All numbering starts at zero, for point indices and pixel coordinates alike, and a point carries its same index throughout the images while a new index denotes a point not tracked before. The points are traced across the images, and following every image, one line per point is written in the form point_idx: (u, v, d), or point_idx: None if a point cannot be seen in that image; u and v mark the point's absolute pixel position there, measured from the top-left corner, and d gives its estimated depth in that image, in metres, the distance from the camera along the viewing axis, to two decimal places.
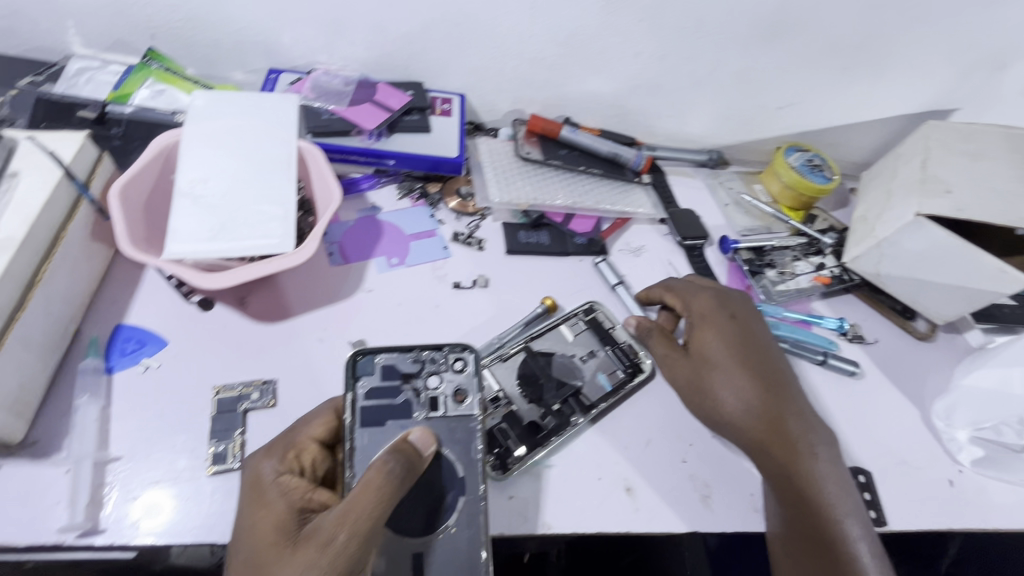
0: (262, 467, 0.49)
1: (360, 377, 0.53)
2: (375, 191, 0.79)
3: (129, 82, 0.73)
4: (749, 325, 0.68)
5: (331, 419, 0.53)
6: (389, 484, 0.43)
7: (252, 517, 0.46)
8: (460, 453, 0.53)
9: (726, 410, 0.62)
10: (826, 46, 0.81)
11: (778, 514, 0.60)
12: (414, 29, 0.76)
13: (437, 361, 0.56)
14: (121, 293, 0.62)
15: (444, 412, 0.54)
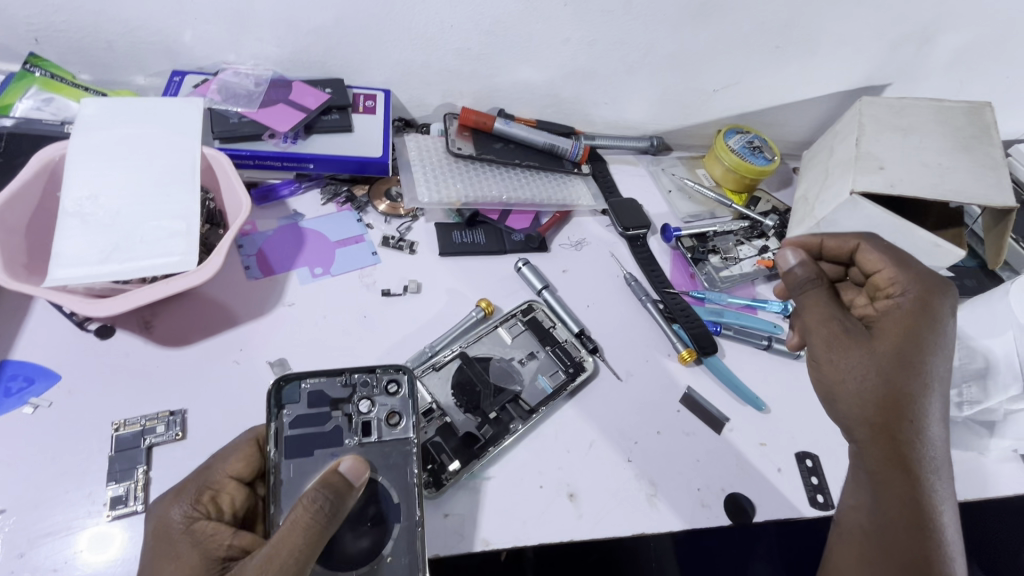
0: (171, 514, 0.42)
1: (284, 405, 0.48)
2: (296, 197, 0.75)
3: (9, 92, 0.68)
4: (920, 315, 0.54)
5: (251, 450, 0.46)
6: (320, 521, 0.40)
7: (159, 574, 0.40)
8: (396, 478, 0.48)
9: (844, 384, 0.52)
10: (756, 25, 0.79)
11: (872, 510, 0.50)
12: (325, 23, 0.71)
13: (369, 383, 0.51)
14: (7, 327, 0.56)
15: (377, 437, 0.49)
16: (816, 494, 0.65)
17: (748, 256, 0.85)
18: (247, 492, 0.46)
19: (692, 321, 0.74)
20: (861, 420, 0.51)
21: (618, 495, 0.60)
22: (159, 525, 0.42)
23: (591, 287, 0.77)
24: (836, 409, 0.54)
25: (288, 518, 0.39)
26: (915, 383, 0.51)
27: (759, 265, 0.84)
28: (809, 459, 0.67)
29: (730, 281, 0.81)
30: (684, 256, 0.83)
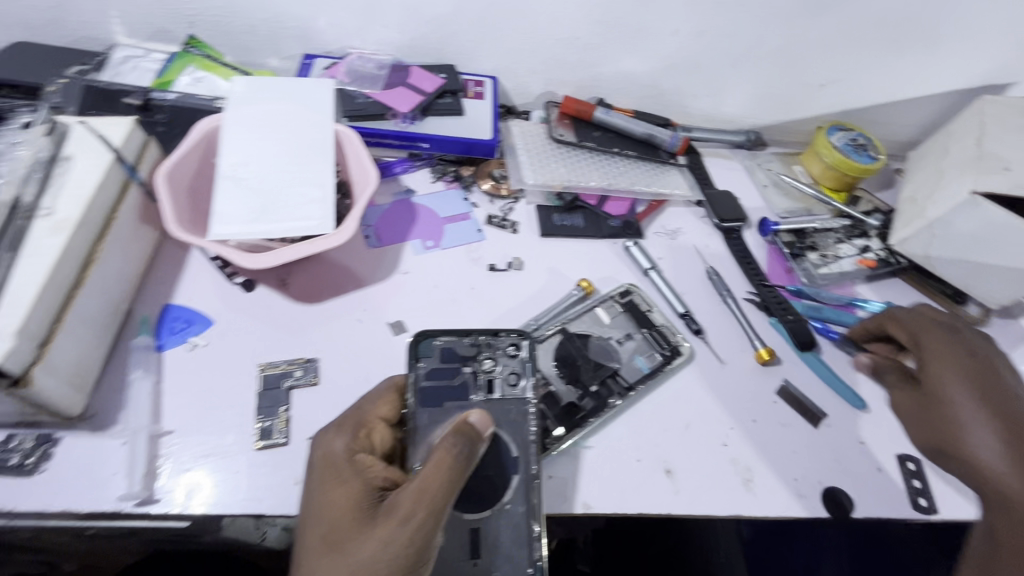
0: (333, 445, 0.48)
1: (420, 358, 0.54)
2: (409, 174, 0.79)
3: (172, 70, 0.75)
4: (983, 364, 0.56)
5: (395, 396, 0.52)
6: (461, 462, 0.43)
7: (325, 494, 0.45)
8: (516, 433, 0.52)
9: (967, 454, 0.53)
10: (874, 17, 0.78)
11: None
12: (447, 11, 0.76)
13: (491, 344, 0.55)
14: (169, 275, 0.64)
15: (499, 394, 0.53)
16: (920, 497, 0.63)
17: (849, 255, 0.84)
18: (393, 434, 0.52)
19: (789, 312, 0.74)
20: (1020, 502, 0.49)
21: (714, 476, 0.61)
22: (322, 454, 0.48)
23: (685, 275, 0.78)
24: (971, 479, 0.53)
25: (434, 455, 0.43)
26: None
27: (860, 265, 0.82)
28: (913, 462, 0.65)
29: (828, 278, 0.80)
30: (781, 251, 0.83)
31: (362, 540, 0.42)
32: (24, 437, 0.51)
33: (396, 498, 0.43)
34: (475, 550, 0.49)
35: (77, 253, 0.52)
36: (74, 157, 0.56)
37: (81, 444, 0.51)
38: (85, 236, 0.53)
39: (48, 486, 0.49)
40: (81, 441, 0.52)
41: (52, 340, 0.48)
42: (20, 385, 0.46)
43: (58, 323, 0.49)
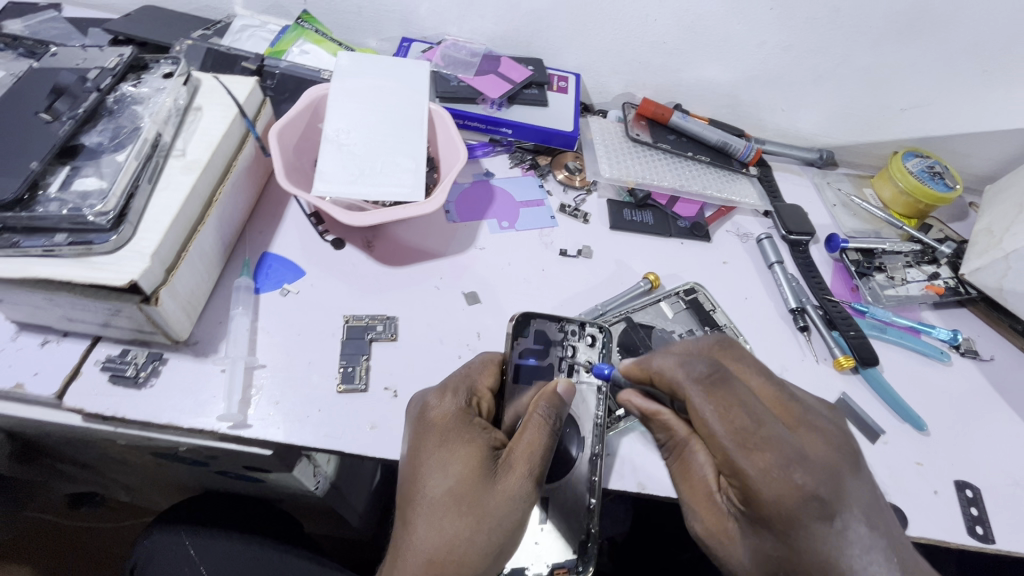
0: (447, 406, 0.48)
1: (519, 336, 0.56)
2: (488, 158, 0.83)
3: (284, 41, 0.81)
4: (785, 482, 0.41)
5: (495, 367, 0.54)
6: (558, 428, 0.48)
7: (442, 453, 0.46)
8: (585, 416, 0.57)
9: (777, 457, 0.41)
10: (968, 45, 0.77)
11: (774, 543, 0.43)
12: (545, 7, 0.79)
13: (576, 333, 0.59)
14: (268, 226, 0.68)
15: (576, 380, 0.57)
16: (975, 524, 0.62)
17: (916, 280, 0.83)
18: (493, 402, 0.53)
19: (852, 327, 0.75)
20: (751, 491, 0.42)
21: None
22: (436, 413, 0.48)
23: (748, 285, 0.78)
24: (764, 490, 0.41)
25: (529, 419, 0.47)
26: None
27: (928, 291, 0.82)
28: (970, 489, 0.65)
29: (894, 300, 0.80)
30: (847, 269, 0.83)
31: (485, 496, 0.44)
32: (137, 353, 0.55)
33: (511, 457, 0.46)
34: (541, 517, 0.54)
35: (202, 191, 0.57)
36: (203, 109, 0.62)
37: (186, 366, 0.56)
38: (210, 177, 0.59)
39: (154, 399, 0.54)
40: (186, 363, 0.56)
41: (177, 267, 0.54)
42: (149, 302, 0.50)
43: (182, 254, 0.54)
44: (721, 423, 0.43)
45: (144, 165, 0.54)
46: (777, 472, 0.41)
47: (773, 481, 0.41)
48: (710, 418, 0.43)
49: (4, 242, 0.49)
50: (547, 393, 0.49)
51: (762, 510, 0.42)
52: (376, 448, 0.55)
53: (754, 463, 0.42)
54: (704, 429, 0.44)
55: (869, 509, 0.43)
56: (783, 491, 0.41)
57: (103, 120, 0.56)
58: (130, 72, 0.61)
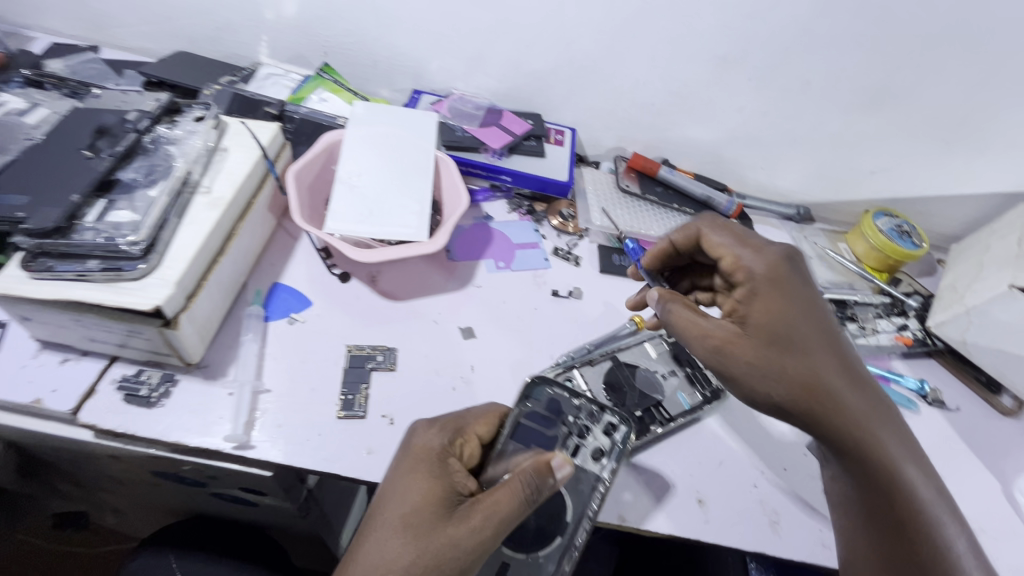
0: (430, 438, 0.52)
1: (531, 397, 0.61)
2: (488, 203, 0.89)
3: (304, 89, 0.88)
4: (817, 291, 0.59)
5: (494, 418, 0.57)
6: (529, 499, 0.47)
7: (410, 480, 0.49)
8: (577, 502, 0.56)
9: (769, 254, 0.60)
10: (926, 118, 0.86)
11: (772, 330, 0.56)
12: (545, 69, 0.88)
13: (592, 415, 0.60)
14: (280, 259, 0.73)
15: (579, 461, 0.58)
16: None
17: (887, 330, 0.88)
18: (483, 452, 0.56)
19: None
20: (760, 274, 0.59)
21: (743, 513, 0.64)
22: (418, 442, 0.52)
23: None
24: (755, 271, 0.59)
25: (505, 480, 0.48)
26: (838, 362, 0.56)
27: (897, 341, 0.87)
28: None
29: (866, 349, 0.85)
30: None
31: (433, 533, 0.46)
32: (151, 374, 0.59)
33: (472, 506, 0.46)
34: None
35: (224, 226, 0.62)
36: (229, 150, 0.67)
37: (195, 387, 0.59)
38: (232, 214, 0.63)
39: (163, 418, 0.57)
40: (196, 385, 0.60)
41: (197, 295, 0.58)
42: (170, 326, 0.54)
43: (202, 283, 0.59)
44: (725, 241, 0.62)
45: (173, 201, 0.59)
46: (769, 256, 0.60)
47: (763, 260, 0.59)
48: (752, 246, 0.61)
49: (40, 266, 0.53)
50: (536, 461, 0.49)
51: (766, 293, 0.58)
52: (372, 473, 0.58)
53: (758, 259, 0.60)
54: (744, 252, 0.61)
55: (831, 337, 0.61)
56: (826, 308, 0.59)
57: (140, 158, 0.61)
58: (165, 114, 0.67)
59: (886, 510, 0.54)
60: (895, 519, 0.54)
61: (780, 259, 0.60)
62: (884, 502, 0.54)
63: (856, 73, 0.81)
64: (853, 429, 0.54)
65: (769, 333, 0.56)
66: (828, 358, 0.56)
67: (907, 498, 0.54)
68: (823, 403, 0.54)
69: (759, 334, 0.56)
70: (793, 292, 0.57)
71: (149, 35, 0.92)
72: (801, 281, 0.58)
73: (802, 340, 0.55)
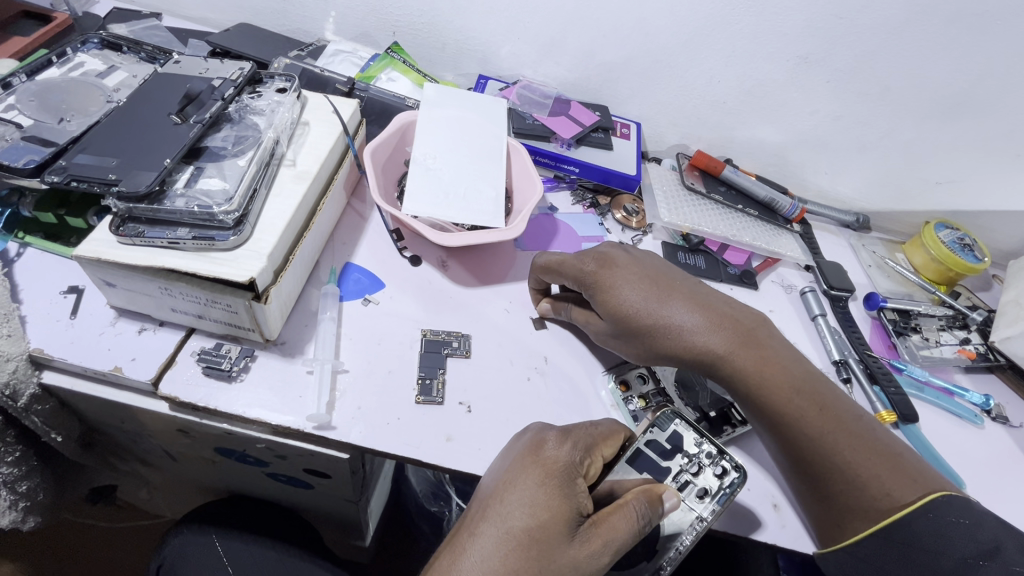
0: (563, 453, 0.49)
1: (654, 425, 0.57)
2: (552, 193, 0.88)
3: (374, 68, 0.86)
4: (646, 261, 0.66)
5: (618, 440, 0.54)
6: (644, 531, 0.47)
7: (538, 491, 0.47)
8: (671, 532, 0.55)
9: (565, 261, 0.66)
10: (1003, 130, 0.84)
11: (637, 325, 0.61)
12: (618, 60, 0.86)
13: (710, 455, 0.56)
14: (350, 238, 0.72)
15: (684, 498, 0.54)
16: None
17: (949, 343, 0.87)
18: (601, 468, 0.54)
19: (893, 384, 0.77)
20: (589, 274, 0.64)
21: None
22: (550, 454, 0.49)
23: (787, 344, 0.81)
24: (583, 275, 0.65)
25: (626, 505, 0.47)
26: (701, 328, 0.60)
27: (960, 355, 0.86)
28: None
29: (930, 360, 0.84)
30: (884, 327, 0.87)
31: (555, 551, 0.44)
32: (230, 347, 0.58)
33: (592, 530, 0.46)
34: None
35: (309, 201, 0.61)
36: (311, 124, 0.66)
37: (275, 364, 0.58)
38: (315, 189, 0.62)
39: (245, 393, 0.55)
40: (274, 361, 0.58)
41: (284, 269, 0.57)
42: (259, 300, 0.53)
43: (289, 259, 0.57)
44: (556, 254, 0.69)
45: (262, 171, 0.57)
46: (572, 259, 0.66)
47: (572, 261, 0.66)
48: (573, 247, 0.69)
49: (130, 231, 0.52)
50: (655, 494, 0.49)
51: (604, 291, 0.63)
52: (451, 460, 0.57)
53: (568, 264, 0.66)
54: (571, 256, 0.67)
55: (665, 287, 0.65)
56: (655, 268, 0.65)
57: (226, 126, 0.60)
58: (247, 84, 0.65)
59: (815, 462, 0.55)
60: (817, 472, 0.54)
61: (593, 255, 0.66)
62: (797, 455, 0.56)
63: (937, 81, 0.80)
64: (744, 386, 0.58)
65: (622, 317, 0.62)
66: (656, 318, 0.61)
67: (817, 454, 0.55)
68: (697, 365, 0.60)
69: (618, 320, 0.62)
70: (614, 274, 0.63)
71: (214, 5, 0.90)
72: (618, 262, 0.65)
73: (643, 309, 0.61)
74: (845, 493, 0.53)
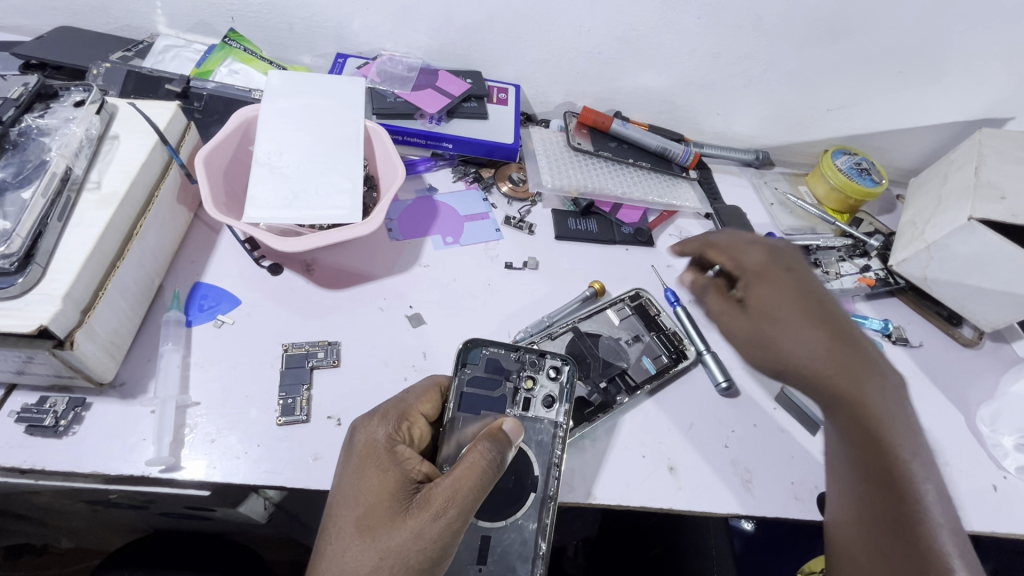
0: (376, 432, 0.50)
1: (467, 364, 0.58)
2: (431, 173, 0.83)
3: (210, 61, 0.78)
4: (814, 282, 0.54)
5: (437, 396, 0.55)
6: (493, 467, 0.47)
7: (362, 478, 0.48)
8: (540, 453, 0.56)
9: (737, 248, 0.58)
10: (882, 49, 0.81)
11: (801, 341, 0.49)
12: (479, 21, 0.79)
13: (535, 364, 0.60)
14: (200, 256, 0.66)
15: (533, 413, 0.58)
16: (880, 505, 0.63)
17: (850, 273, 0.87)
18: (430, 428, 0.55)
19: None
20: (753, 262, 0.56)
21: (716, 478, 0.63)
22: (363, 439, 0.50)
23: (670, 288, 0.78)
24: (745, 263, 0.56)
25: (463, 457, 0.47)
26: (861, 367, 0.49)
27: (860, 283, 0.85)
28: None
29: None
30: None
31: (393, 529, 0.44)
32: (56, 400, 0.52)
33: (425, 495, 0.46)
34: (483, 552, 0.53)
35: (120, 225, 0.55)
36: (121, 137, 0.59)
37: (111, 409, 0.53)
38: (128, 212, 0.56)
39: (77, 448, 0.51)
40: (112, 406, 0.54)
41: (95, 307, 0.51)
42: (64, 347, 0.48)
43: (100, 294, 0.52)
44: (728, 239, 0.59)
45: (53, 203, 0.51)
46: (763, 253, 0.56)
47: (748, 250, 0.57)
48: (734, 239, 0.59)
49: None
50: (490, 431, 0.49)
51: (805, 301, 0.51)
52: (320, 481, 0.54)
53: (746, 250, 0.57)
54: (743, 251, 0.57)
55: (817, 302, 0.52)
56: (829, 302, 0.52)
57: (6, 155, 0.53)
58: (36, 101, 0.58)
59: (898, 511, 0.46)
60: (894, 526, 0.46)
61: (766, 247, 0.57)
62: (887, 503, 0.47)
63: (810, 5, 0.76)
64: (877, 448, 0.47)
65: (762, 316, 0.51)
66: (855, 360, 0.49)
67: (919, 513, 0.46)
68: (811, 386, 0.49)
69: (759, 318, 0.51)
70: (779, 274, 0.53)
71: (20, 9, 0.79)
72: (794, 271, 0.54)
73: (788, 315, 0.50)
74: (889, 546, 0.46)
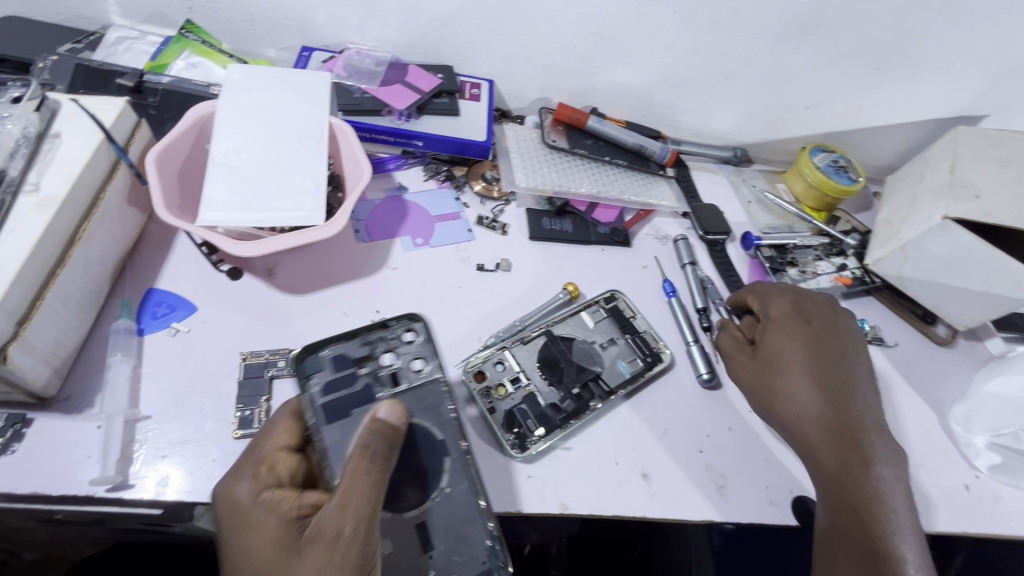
0: (239, 492, 0.47)
1: (311, 374, 0.55)
2: (401, 172, 0.80)
3: (167, 54, 0.75)
4: (834, 332, 0.67)
5: (286, 424, 0.52)
6: (376, 461, 0.44)
7: (242, 541, 0.44)
8: (436, 416, 0.55)
9: (768, 302, 0.70)
10: (860, 45, 0.80)
11: (798, 388, 0.62)
12: (448, 13, 0.76)
13: (381, 338, 0.59)
14: (154, 260, 0.63)
15: (410, 385, 0.56)
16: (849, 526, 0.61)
17: (827, 272, 0.87)
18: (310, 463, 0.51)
19: None
20: (779, 313, 0.68)
21: (690, 484, 0.62)
22: (234, 501, 0.46)
23: (669, 279, 0.79)
24: (772, 312, 0.69)
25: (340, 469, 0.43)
26: (851, 409, 0.61)
27: (837, 282, 0.85)
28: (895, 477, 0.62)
29: None
30: (762, 265, 0.85)
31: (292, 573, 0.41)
32: None
33: (306, 534, 0.42)
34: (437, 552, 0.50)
35: (61, 230, 0.52)
36: (63, 135, 0.55)
37: (55, 426, 0.51)
38: (71, 215, 0.53)
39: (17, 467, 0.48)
40: (56, 422, 0.51)
41: (31, 318, 0.48)
42: None
43: (37, 304, 0.49)
44: (761, 289, 0.71)
45: None
46: (794, 305, 0.68)
47: (779, 302, 0.69)
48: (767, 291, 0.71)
49: None
50: (364, 428, 0.45)
51: (823, 348, 0.65)
52: None
53: (778, 304, 0.69)
54: (772, 299, 0.69)
55: (834, 350, 0.65)
56: (844, 355, 0.65)
57: None
58: None
59: (854, 538, 0.55)
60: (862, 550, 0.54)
61: (791, 295, 0.69)
62: (853, 531, 0.56)
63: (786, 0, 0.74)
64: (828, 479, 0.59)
65: (775, 364, 0.65)
66: (850, 413, 0.61)
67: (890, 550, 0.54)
68: (793, 431, 0.62)
69: (769, 365, 0.65)
70: (805, 324, 0.66)
71: None
72: (817, 322, 0.67)
73: (806, 366, 0.63)
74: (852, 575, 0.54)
